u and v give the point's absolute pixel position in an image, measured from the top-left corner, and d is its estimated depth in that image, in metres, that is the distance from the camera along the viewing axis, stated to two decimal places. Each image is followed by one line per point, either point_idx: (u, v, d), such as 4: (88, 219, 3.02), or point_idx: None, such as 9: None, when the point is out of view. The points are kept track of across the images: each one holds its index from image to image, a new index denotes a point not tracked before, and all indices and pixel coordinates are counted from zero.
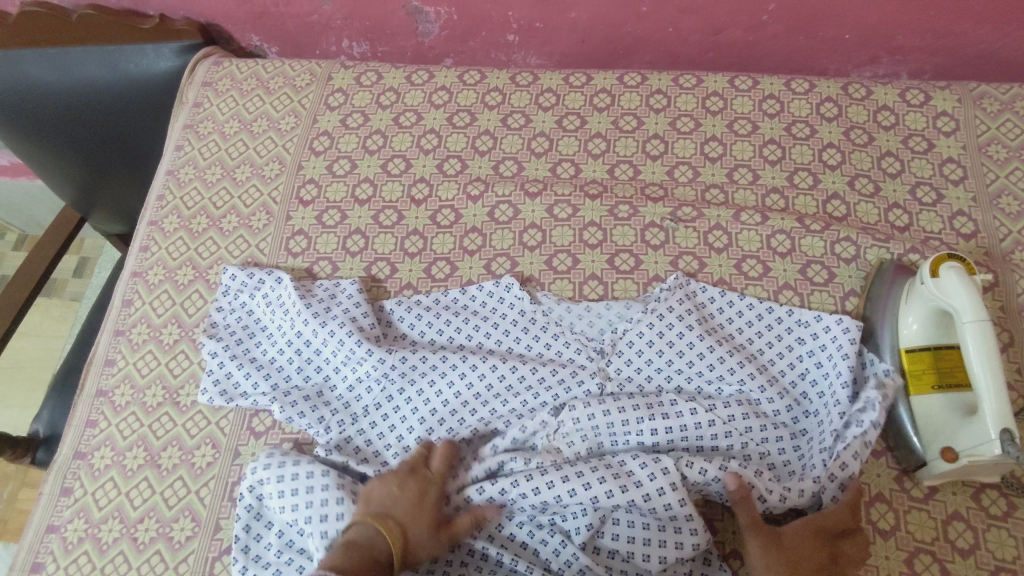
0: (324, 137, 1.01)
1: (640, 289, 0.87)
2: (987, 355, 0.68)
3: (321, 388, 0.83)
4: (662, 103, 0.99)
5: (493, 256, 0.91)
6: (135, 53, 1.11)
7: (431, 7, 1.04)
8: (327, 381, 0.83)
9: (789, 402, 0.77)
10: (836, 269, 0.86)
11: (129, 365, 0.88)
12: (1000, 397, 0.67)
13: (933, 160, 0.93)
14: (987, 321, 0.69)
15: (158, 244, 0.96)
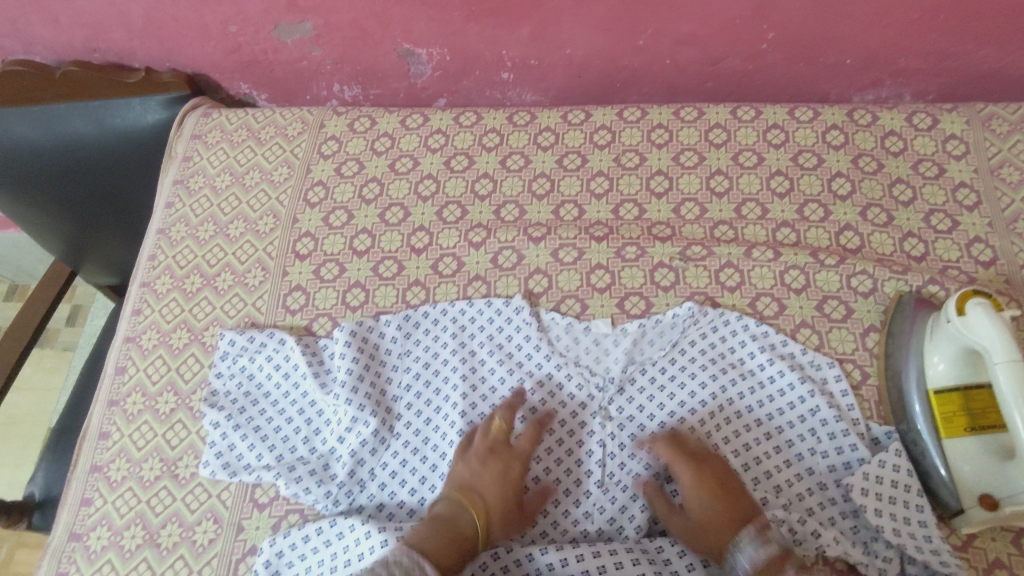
0: (319, 187, 0.98)
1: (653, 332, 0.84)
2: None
3: (327, 460, 0.80)
4: (664, 138, 0.97)
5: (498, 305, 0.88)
6: (122, 106, 1.09)
7: (423, 49, 1.02)
8: (333, 451, 0.80)
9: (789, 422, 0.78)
10: (853, 304, 0.84)
11: (124, 437, 0.85)
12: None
13: (945, 186, 0.91)
14: (1022, 365, 0.66)
15: (150, 306, 0.93)
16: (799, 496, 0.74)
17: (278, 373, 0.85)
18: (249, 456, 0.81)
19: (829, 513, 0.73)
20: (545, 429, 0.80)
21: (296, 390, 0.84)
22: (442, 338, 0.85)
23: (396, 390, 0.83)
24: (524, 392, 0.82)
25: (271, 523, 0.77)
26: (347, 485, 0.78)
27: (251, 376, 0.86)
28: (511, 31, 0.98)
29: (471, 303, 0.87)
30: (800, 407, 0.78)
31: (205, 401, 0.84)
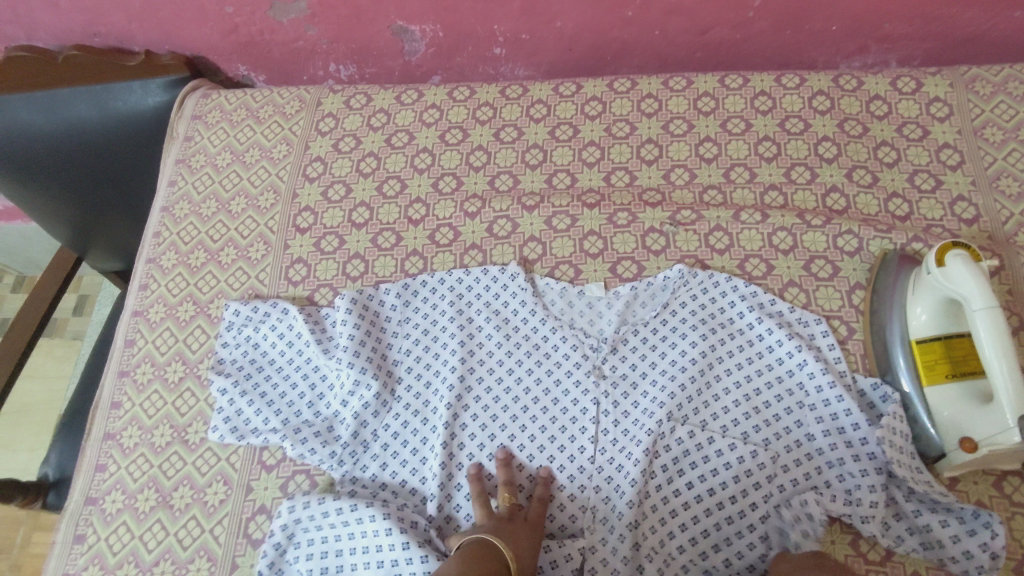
0: (318, 163, 1.00)
1: (644, 292, 0.86)
2: (999, 342, 0.67)
3: (331, 423, 0.83)
4: (654, 107, 0.99)
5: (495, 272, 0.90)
6: (123, 90, 1.11)
7: (416, 26, 1.04)
8: (337, 414, 0.83)
9: (776, 379, 0.80)
10: (840, 263, 0.86)
11: (135, 406, 0.88)
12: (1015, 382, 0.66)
13: (929, 147, 0.93)
14: (997, 308, 0.68)
15: (157, 281, 0.96)
16: (787, 449, 0.77)
17: (281, 341, 0.88)
18: (256, 420, 0.83)
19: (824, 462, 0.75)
20: (540, 390, 0.82)
21: (300, 357, 0.87)
22: (440, 305, 0.88)
23: (396, 355, 0.86)
24: (521, 356, 0.84)
25: (279, 483, 0.80)
26: (351, 445, 0.81)
27: (255, 345, 0.88)
28: (502, 6, 1.00)
29: (468, 272, 0.89)
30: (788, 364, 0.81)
31: (215, 369, 0.87)
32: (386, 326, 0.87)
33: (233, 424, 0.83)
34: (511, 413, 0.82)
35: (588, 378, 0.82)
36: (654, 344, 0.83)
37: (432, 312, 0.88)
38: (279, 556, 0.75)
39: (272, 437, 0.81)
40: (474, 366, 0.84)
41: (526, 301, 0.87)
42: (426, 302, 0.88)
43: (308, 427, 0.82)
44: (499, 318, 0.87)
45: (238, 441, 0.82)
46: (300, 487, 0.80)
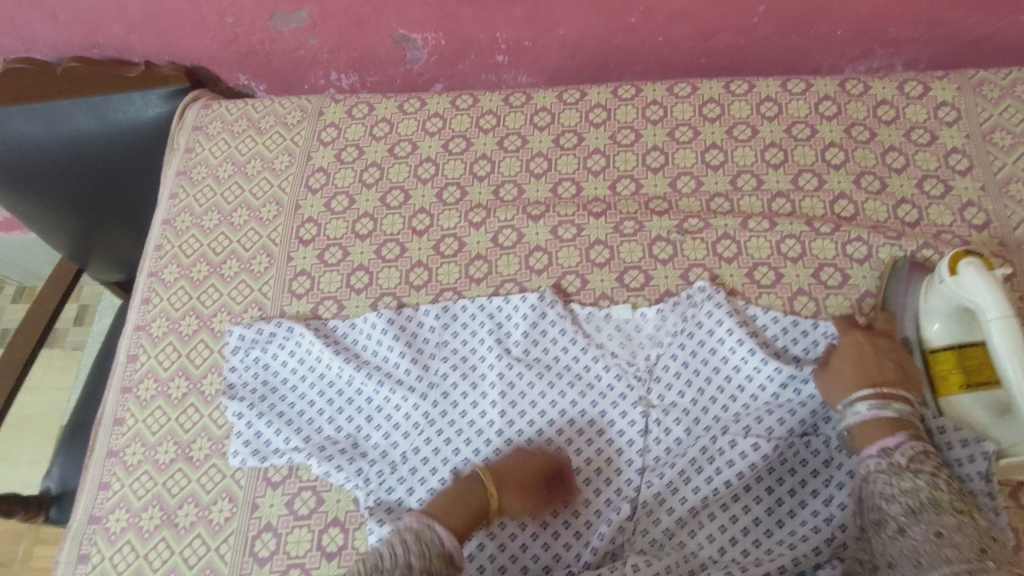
0: (320, 174, 0.99)
1: (682, 309, 0.84)
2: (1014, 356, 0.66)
3: (356, 440, 0.82)
4: (658, 114, 0.98)
5: (500, 283, 0.89)
6: (123, 101, 1.10)
7: (418, 35, 1.03)
8: (362, 431, 0.83)
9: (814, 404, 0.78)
10: (850, 271, 0.85)
11: (138, 423, 0.87)
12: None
13: (937, 152, 0.92)
14: (1011, 320, 0.68)
15: (159, 295, 0.95)
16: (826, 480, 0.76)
17: (298, 362, 0.87)
18: (278, 440, 0.82)
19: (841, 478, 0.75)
20: (578, 416, 0.82)
21: (316, 375, 0.86)
22: (479, 332, 0.86)
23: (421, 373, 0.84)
24: (561, 384, 0.83)
25: (285, 500, 0.79)
26: (377, 463, 0.80)
27: (266, 366, 0.87)
28: (505, 13, 0.99)
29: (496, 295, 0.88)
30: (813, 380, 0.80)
31: (230, 391, 0.86)
32: (416, 348, 0.86)
33: (254, 444, 0.82)
34: (548, 439, 0.81)
35: (630, 407, 0.81)
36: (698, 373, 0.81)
37: (465, 337, 0.86)
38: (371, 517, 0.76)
39: (298, 457, 0.81)
40: (514, 396, 0.82)
41: (562, 328, 0.85)
42: (459, 326, 0.87)
43: (338, 450, 0.81)
44: (536, 343, 0.85)
45: (261, 463, 0.81)
46: (306, 504, 0.79)
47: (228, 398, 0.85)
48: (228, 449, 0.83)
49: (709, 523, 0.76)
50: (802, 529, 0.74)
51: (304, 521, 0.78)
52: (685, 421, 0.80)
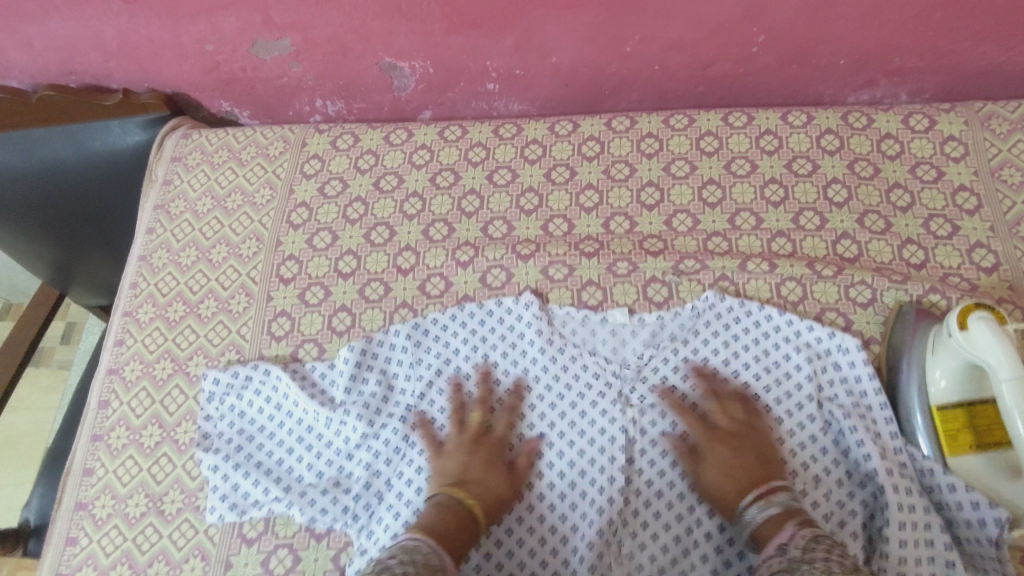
0: (302, 209, 0.96)
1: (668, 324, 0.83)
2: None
3: (338, 480, 0.78)
4: (654, 147, 0.95)
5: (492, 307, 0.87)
6: (100, 130, 1.07)
7: (405, 63, 1.00)
8: (344, 470, 0.79)
9: (823, 446, 0.75)
10: (853, 316, 0.81)
11: (109, 473, 0.83)
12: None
13: (944, 190, 0.88)
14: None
15: (133, 336, 0.91)
16: (840, 525, 0.71)
17: (274, 407, 0.83)
18: (257, 489, 0.78)
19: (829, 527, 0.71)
20: (564, 442, 0.78)
21: (293, 421, 0.82)
22: (454, 343, 0.84)
23: (398, 396, 0.82)
24: (542, 406, 0.80)
25: (260, 559, 0.76)
26: (363, 498, 0.77)
27: (241, 414, 0.83)
28: (495, 42, 0.95)
29: (479, 304, 0.85)
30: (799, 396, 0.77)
31: (206, 442, 0.82)
32: (386, 375, 0.83)
33: (233, 497, 0.78)
34: (532, 468, 0.77)
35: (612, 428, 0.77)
36: (688, 399, 0.78)
37: (439, 349, 0.84)
38: (352, 519, 0.76)
39: (276, 503, 0.77)
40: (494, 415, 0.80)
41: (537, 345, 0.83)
42: (435, 335, 0.84)
43: (322, 491, 0.77)
44: (512, 361, 0.83)
45: (241, 515, 0.77)
46: (282, 563, 0.75)
47: (203, 450, 0.81)
48: (203, 503, 0.79)
49: (700, 564, 0.72)
50: None
51: None
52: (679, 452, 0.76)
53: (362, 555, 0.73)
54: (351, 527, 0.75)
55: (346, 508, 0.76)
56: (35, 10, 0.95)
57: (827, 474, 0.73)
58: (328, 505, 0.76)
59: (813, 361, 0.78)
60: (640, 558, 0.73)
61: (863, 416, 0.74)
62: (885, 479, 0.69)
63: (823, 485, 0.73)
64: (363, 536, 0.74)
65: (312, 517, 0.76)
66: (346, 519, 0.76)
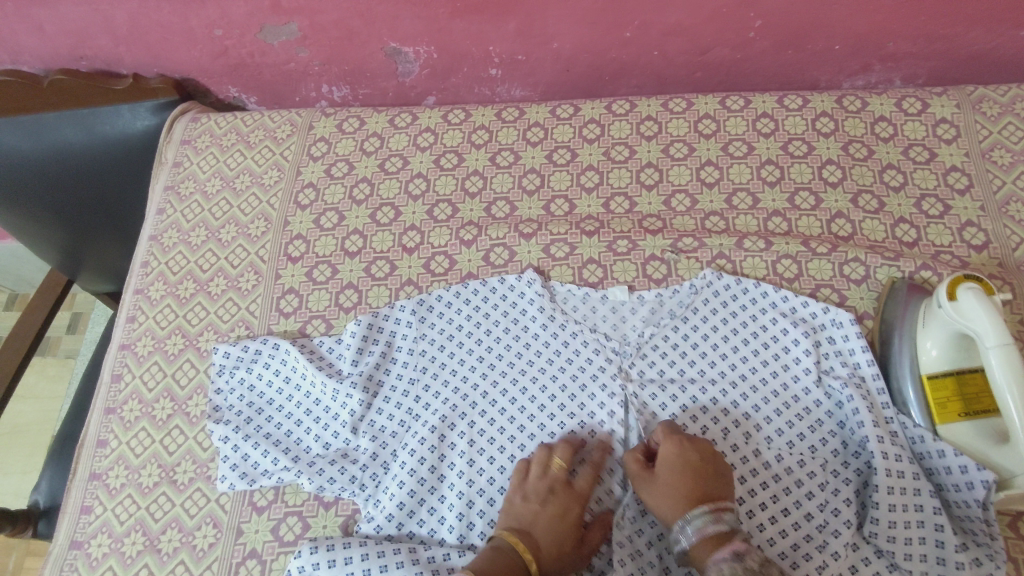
0: (310, 190, 0.98)
1: (666, 300, 0.85)
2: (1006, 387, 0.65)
3: (345, 451, 0.80)
4: (653, 130, 0.97)
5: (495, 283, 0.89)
6: (110, 113, 1.08)
7: (410, 48, 1.02)
8: (350, 442, 0.81)
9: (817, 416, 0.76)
10: (846, 292, 0.83)
11: (122, 445, 0.85)
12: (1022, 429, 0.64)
13: (936, 170, 0.90)
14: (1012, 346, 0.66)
15: (144, 313, 0.93)
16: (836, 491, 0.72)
17: (284, 381, 0.85)
18: (266, 459, 0.80)
19: (825, 494, 0.72)
20: (566, 416, 0.79)
21: (302, 393, 0.84)
22: (457, 319, 0.86)
23: (401, 369, 0.84)
24: (546, 381, 0.81)
25: (270, 526, 0.78)
26: (370, 468, 0.78)
27: (251, 387, 0.86)
28: (498, 27, 0.98)
29: (482, 283, 0.88)
30: (797, 369, 0.79)
31: (217, 414, 0.84)
32: (389, 348, 0.85)
33: (243, 466, 0.80)
34: (537, 441, 0.78)
35: (612, 402, 0.79)
36: (687, 373, 0.80)
37: (442, 325, 0.86)
38: (359, 487, 0.77)
39: (285, 473, 0.79)
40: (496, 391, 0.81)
41: (538, 322, 0.85)
42: (438, 312, 0.86)
43: (329, 462, 0.79)
44: (513, 337, 0.84)
45: (250, 484, 0.79)
46: (291, 530, 0.77)
47: (215, 423, 0.83)
48: (214, 473, 0.81)
49: None
50: (807, 546, 0.70)
51: (289, 547, 0.76)
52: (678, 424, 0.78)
53: (370, 522, 0.76)
54: (359, 497, 0.77)
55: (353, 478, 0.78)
56: None
57: (823, 443, 0.75)
58: (334, 473, 0.78)
59: (809, 335, 0.80)
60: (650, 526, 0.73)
61: (858, 386, 0.76)
62: (874, 445, 0.71)
63: (818, 454, 0.74)
64: (369, 504, 0.77)
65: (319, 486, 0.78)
66: (351, 488, 0.77)
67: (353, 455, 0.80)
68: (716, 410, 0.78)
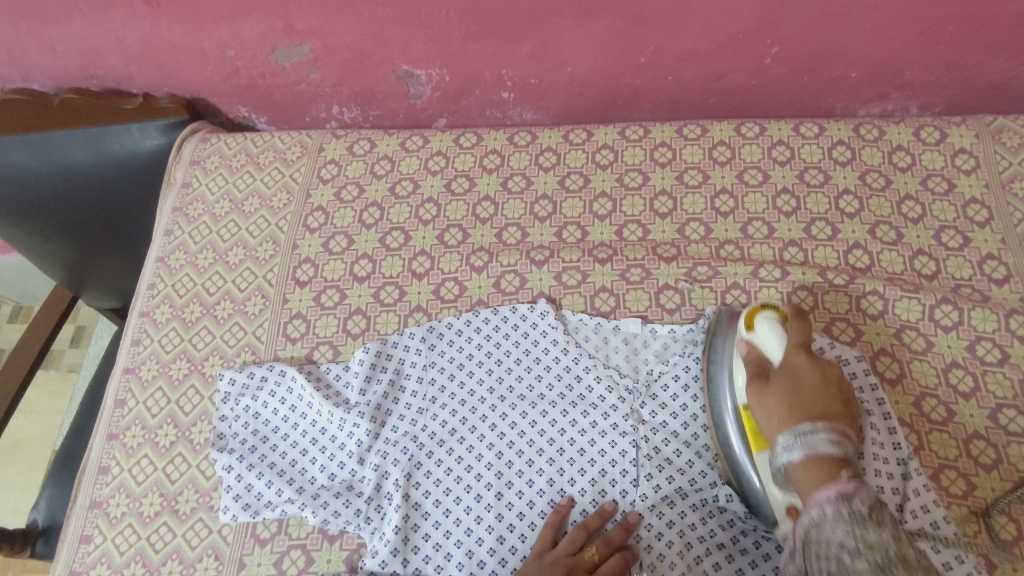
0: (318, 213, 0.97)
1: (678, 332, 0.83)
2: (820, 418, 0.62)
3: (351, 482, 0.78)
4: (667, 156, 0.96)
5: (502, 301, 0.88)
6: (120, 132, 1.08)
7: (422, 70, 1.01)
8: (357, 473, 0.79)
9: None
10: (863, 326, 0.82)
11: (124, 472, 0.83)
12: (832, 454, 0.59)
13: (955, 202, 0.89)
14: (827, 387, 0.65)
15: (150, 337, 0.92)
16: None
17: (289, 409, 0.84)
18: (270, 490, 0.79)
19: None
20: (576, 451, 0.77)
21: (308, 422, 0.83)
22: (468, 349, 0.84)
23: (409, 397, 0.82)
24: (556, 414, 0.79)
25: (273, 559, 0.76)
26: (376, 501, 0.77)
27: (256, 414, 0.84)
28: (511, 51, 0.97)
29: (494, 312, 0.86)
30: None
31: (224, 441, 0.82)
32: (397, 376, 0.84)
33: (246, 497, 0.78)
34: (546, 476, 0.76)
35: (623, 437, 0.77)
36: (699, 408, 0.78)
37: (451, 354, 0.84)
38: (363, 520, 0.76)
39: (287, 504, 0.77)
40: (504, 425, 0.79)
41: (550, 352, 0.84)
42: (447, 341, 0.85)
43: (334, 494, 0.77)
44: (522, 367, 0.83)
45: (252, 517, 0.77)
46: (295, 564, 0.76)
47: (220, 452, 0.81)
48: (217, 503, 0.80)
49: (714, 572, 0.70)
50: None
51: None
52: (692, 461, 0.75)
53: (374, 557, 0.74)
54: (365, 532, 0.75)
55: (359, 512, 0.76)
56: (60, 14, 0.97)
57: None
58: (338, 504, 0.76)
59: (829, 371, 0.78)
60: (664, 568, 0.70)
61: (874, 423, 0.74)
62: (883, 480, 0.70)
63: None
64: (375, 538, 0.75)
65: (323, 519, 0.76)
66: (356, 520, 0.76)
67: (358, 488, 0.78)
68: None
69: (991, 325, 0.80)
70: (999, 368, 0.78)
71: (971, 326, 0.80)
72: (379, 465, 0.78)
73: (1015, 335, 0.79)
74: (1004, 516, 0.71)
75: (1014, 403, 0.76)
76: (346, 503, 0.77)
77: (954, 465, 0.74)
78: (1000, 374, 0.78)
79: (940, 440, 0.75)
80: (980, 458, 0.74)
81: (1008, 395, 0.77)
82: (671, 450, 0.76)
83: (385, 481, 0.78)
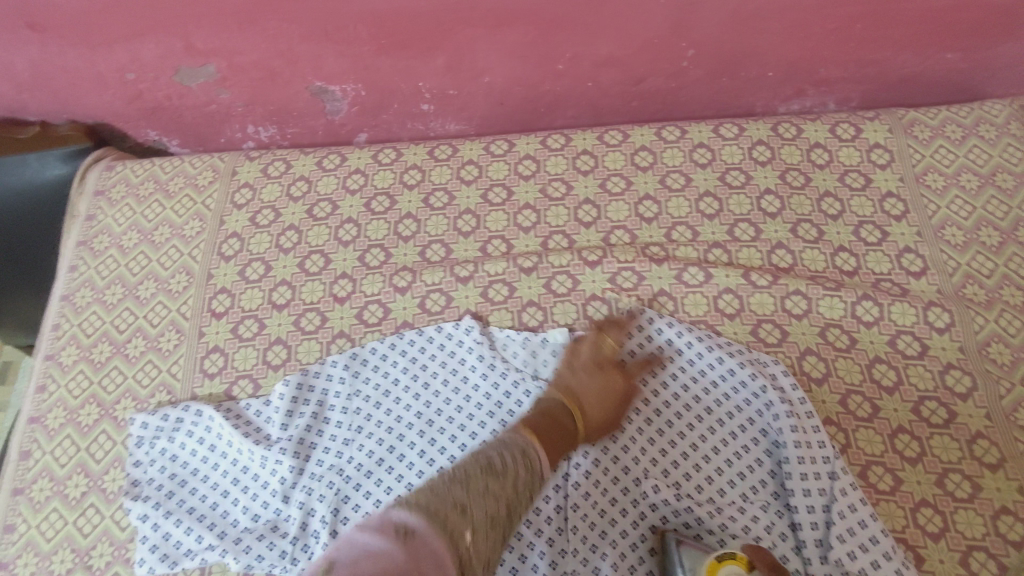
0: (234, 240, 0.93)
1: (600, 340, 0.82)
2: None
3: (276, 523, 0.75)
4: (590, 164, 0.95)
5: (428, 322, 0.86)
6: (16, 163, 1.00)
7: (336, 86, 0.98)
8: (282, 513, 0.76)
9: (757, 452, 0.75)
10: (787, 327, 0.82)
11: (32, 528, 0.79)
12: None
13: (873, 197, 0.90)
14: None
15: (56, 382, 0.87)
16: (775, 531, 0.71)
17: (208, 449, 0.80)
18: (192, 537, 0.75)
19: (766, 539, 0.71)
20: None
21: (227, 462, 0.79)
22: (392, 373, 0.82)
23: (334, 428, 0.79)
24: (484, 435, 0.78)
25: None
26: (303, 540, 0.74)
27: (172, 456, 0.80)
28: (426, 63, 0.94)
29: (418, 334, 0.84)
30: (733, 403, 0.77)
31: (139, 488, 0.78)
32: (319, 406, 0.81)
33: (165, 547, 0.75)
34: None
35: None
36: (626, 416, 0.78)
37: (374, 379, 0.82)
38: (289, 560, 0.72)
39: (210, 550, 0.74)
40: (432, 450, 0.77)
41: (475, 371, 0.81)
42: (370, 366, 0.82)
43: (259, 537, 0.74)
44: (448, 389, 0.81)
45: (173, 567, 0.74)
46: None
47: (136, 500, 0.77)
48: (133, 555, 0.76)
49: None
50: None
51: None
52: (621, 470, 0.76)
53: None
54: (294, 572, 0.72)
55: (285, 553, 0.73)
56: None
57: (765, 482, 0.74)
58: (263, 546, 0.73)
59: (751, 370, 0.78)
60: None
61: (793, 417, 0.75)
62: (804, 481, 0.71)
63: (757, 494, 0.73)
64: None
65: (248, 564, 0.73)
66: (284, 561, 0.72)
67: (285, 528, 0.75)
68: (655, 451, 0.76)
69: (910, 318, 0.81)
70: (919, 360, 0.79)
71: (891, 321, 0.81)
72: (304, 501, 0.75)
73: (932, 327, 0.80)
74: (928, 508, 0.72)
75: (934, 395, 0.77)
76: (272, 544, 0.73)
77: (881, 461, 0.75)
78: (920, 367, 0.79)
79: (866, 436, 0.76)
80: (905, 452, 0.75)
81: (929, 387, 0.78)
82: (600, 461, 0.76)
83: (312, 517, 0.75)
